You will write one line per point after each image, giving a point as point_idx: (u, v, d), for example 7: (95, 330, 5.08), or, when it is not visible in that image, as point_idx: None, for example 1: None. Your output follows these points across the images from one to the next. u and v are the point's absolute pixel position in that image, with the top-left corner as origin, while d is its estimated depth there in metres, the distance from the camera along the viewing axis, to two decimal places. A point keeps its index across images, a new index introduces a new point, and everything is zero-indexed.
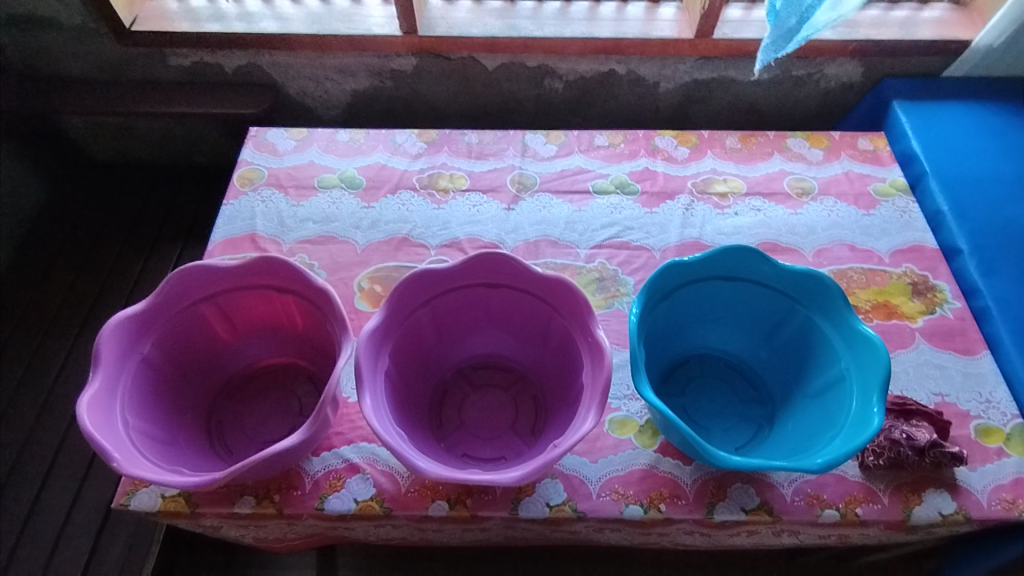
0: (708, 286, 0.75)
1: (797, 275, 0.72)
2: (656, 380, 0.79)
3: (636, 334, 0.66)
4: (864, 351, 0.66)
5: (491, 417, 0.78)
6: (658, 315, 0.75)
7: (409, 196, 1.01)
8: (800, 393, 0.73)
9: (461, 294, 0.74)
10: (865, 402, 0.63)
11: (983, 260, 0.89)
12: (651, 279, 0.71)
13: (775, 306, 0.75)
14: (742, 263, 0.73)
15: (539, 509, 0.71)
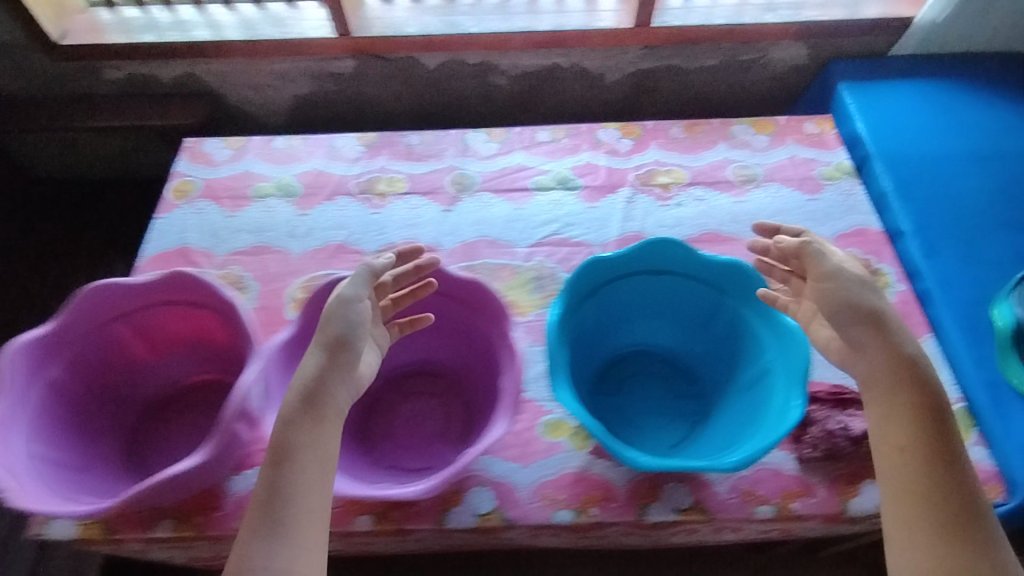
0: (635, 281, 0.73)
1: (725, 266, 0.70)
2: (589, 379, 0.78)
3: (554, 335, 0.64)
4: (788, 343, 0.64)
5: (422, 426, 0.77)
6: (585, 314, 0.73)
7: (346, 201, 0.99)
8: (732, 387, 0.72)
9: None
10: (785, 396, 0.62)
11: (925, 240, 0.87)
12: (573, 277, 0.68)
13: (706, 299, 0.73)
14: (669, 256, 0.71)
15: (466, 519, 0.70)
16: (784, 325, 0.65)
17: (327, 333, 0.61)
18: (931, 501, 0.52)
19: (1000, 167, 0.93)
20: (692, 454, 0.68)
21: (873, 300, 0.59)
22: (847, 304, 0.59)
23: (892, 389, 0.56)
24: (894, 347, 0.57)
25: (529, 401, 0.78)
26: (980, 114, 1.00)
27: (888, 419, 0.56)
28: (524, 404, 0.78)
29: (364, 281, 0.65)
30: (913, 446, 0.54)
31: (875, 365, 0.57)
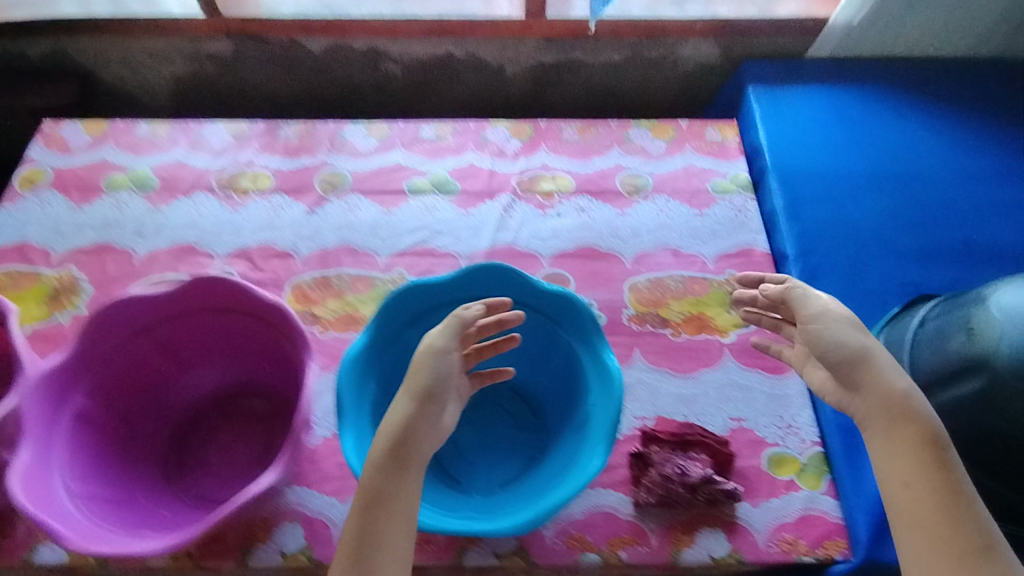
0: (468, 308, 0.67)
1: (557, 297, 0.64)
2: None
3: (350, 371, 0.58)
4: (608, 388, 0.59)
5: (239, 453, 0.71)
6: (411, 343, 0.66)
7: (204, 198, 0.92)
8: (565, 427, 0.66)
9: (189, 320, 0.67)
10: (594, 449, 0.57)
11: (808, 266, 0.81)
12: (387, 305, 0.62)
13: (544, 330, 0.67)
14: (500, 283, 0.65)
15: (270, 558, 0.65)
16: (608, 367, 0.60)
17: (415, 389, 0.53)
18: (963, 547, 0.45)
19: (898, 188, 0.87)
20: (509, 500, 0.62)
21: (863, 339, 0.54)
22: (838, 346, 0.54)
23: (889, 426, 0.50)
24: (880, 383, 0.52)
25: None
26: (889, 129, 0.93)
27: (899, 457, 0.49)
28: None
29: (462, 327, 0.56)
30: (934, 484, 0.47)
31: (871, 402, 0.52)
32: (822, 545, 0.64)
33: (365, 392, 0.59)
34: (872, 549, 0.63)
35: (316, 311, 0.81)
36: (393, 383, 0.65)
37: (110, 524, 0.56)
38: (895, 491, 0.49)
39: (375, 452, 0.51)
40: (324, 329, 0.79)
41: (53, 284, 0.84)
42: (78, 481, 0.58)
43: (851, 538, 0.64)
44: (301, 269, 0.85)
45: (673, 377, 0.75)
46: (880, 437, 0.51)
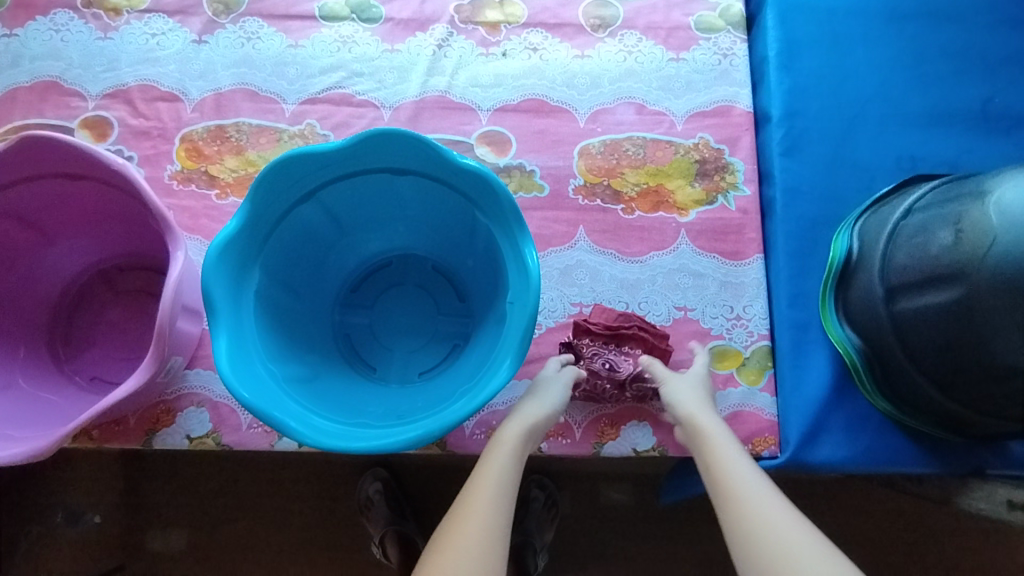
0: (370, 182, 0.56)
1: (472, 175, 0.53)
2: (337, 289, 0.65)
3: (220, 261, 0.49)
4: (523, 289, 0.51)
5: (135, 332, 0.64)
6: (306, 220, 0.57)
7: (67, 19, 0.74)
8: (484, 319, 0.60)
9: (37, 187, 0.56)
10: (503, 357, 0.50)
11: (791, 132, 0.68)
12: (261, 180, 0.51)
13: (462, 211, 0.57)
14: (405, 153, 0.53)
15: (177, 442, 0.62)
16: (524, 265, 0.51)
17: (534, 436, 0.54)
18: (782, 546, 0.44)
19: (922, 31, 0.71)
20: (421, 393, 0.58)
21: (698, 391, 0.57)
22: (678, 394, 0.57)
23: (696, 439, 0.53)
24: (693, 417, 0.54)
25: None
26: None
27: (716, 483, 0.50)
28: None
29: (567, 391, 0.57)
30: (740, 498, 0.48)
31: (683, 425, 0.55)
32: (750, 442, 0.62)
33: (243, 282, 0.51)
34: (799, 450, 0.60)
35: (212, 170, 0.69)
36: (287, 265, 0.57)
37: None
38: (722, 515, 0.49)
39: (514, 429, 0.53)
40: (222, 194, 0.68)
41: None
42: None
43: (781, 436, 0.62)
44: (192, 117, 0.71)
45: (618, 261, 0.67)
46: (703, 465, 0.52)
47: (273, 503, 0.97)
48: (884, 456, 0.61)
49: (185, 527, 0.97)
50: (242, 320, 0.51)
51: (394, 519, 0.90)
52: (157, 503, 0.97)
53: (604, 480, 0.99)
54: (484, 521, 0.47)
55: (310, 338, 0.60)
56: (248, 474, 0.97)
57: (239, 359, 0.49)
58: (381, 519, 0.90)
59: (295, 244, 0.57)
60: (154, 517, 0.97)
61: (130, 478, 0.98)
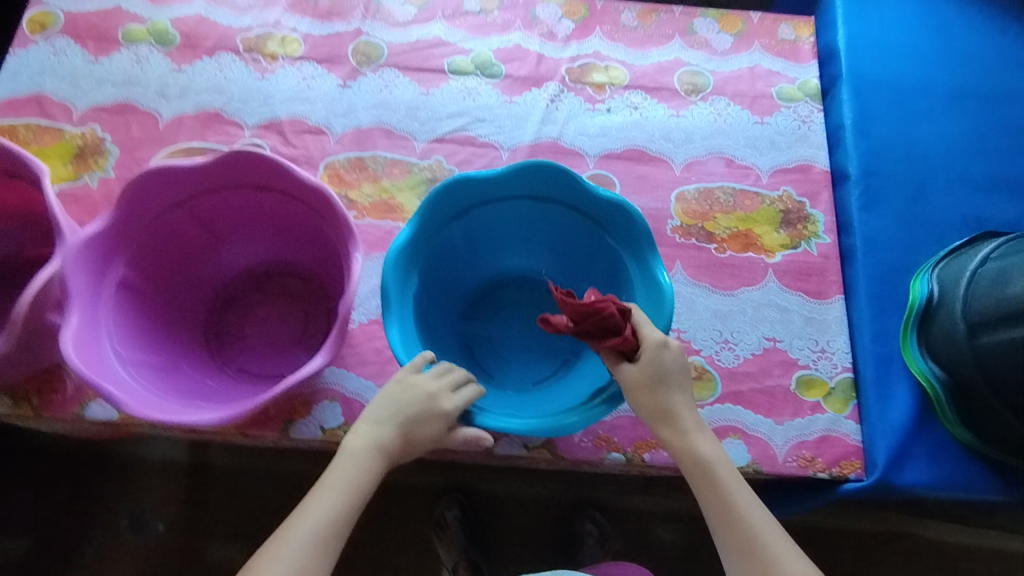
0: (510, 206, 0.65)
1: (607, 205, 0.61)
2: (462, 305, 0.72)
3: (395, 264, 0.58)
4: (657, 302, 0.58)
5: (278, 331, 0.72)
6: (452, 236, 0.65)
7: (230, 59, 0.85)
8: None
9: (224, 195, 0.64)
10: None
11: (867, 190, 0.77)
12: (428, 196, 0.60)
13: (589, 238, 0.66)
14: (548, 182, 0.62)
15: (311, 432, 0.68)
16: (657, 282, 0.59)
17: (407, 413, 0.58)
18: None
19: (978, 112, 0.81)
20: (544, 396, 0.64)
21: (682, 399, 0.59)
22: (665, 410, 0.58)
23: (694, 465, 0.58)
24: (702, 460, 0.58)
25: None
26: (981, 41, 0.85)
27: (727, 520, 0.56)
28: None
29: (455, 384, 0.58)
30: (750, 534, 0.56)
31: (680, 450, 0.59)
32: (838, 464, 0.67)
33: (408, 284, 0.59)
34: (887, 472, 0.65)
35: (351, 195, 0.78)
36: (432, 276, 0.65)
37: (160, 392, 0.57)
38: (733, 556, 0.56)
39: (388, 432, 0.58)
40: (359, 215, 0.77)
41: (77, 142, 0.80)
42: (127, 349, 0.59)
43: (868, 460, 0.67)
44: (335, 148, 0.81)
45: (712, 293, 0.74)
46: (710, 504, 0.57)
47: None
48: (964, 483, 0.65)
49: (241, 538, 1.02)
50: (406, 315, 0.59)
51: (467, 547, 0.96)
52: (218, 511, 1.02)
53: (657, 518, 1.02)
54: (342, 502, 0.56)
55: (443, 344, 0.67)
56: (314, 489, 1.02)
57: (406, 348, 0.57)
58: (456, 546, 0.95)
59: (441, 259, 0.66)
60: (218, 527, 1.02)
61: (198, 488, 1.03)
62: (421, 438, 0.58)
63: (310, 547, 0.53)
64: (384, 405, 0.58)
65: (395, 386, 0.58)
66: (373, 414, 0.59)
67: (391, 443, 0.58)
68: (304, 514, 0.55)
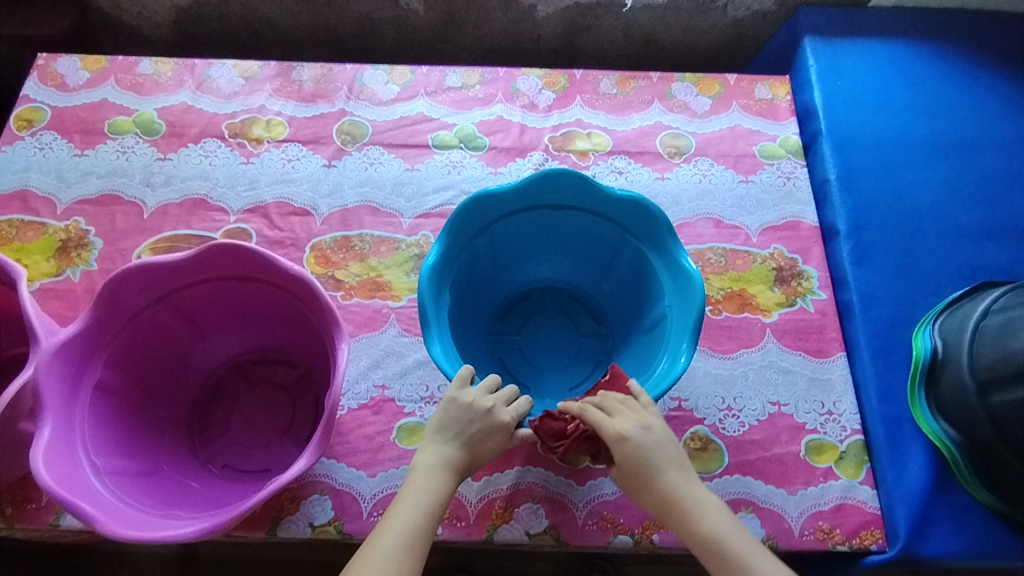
0: (531, 217, 0.69)
1: (625, 206, 0.65)
2: (490, 322, 0.75)
3: (429, 279, 0.59)
4: (687, 285, 0.61)
5: (265, 421, 0.69)
6: (476, 253, 0.68)
7: (215, 146, 0.86)
8: (634, 330, 0.70)
9: (205, 288, 0.63)
10: (677, 349, 0.59)
11: (859, 244, 0.77)
12: (455, 214, 0.63)
13: (609, 238, 0.69)
14: (564, 189, 0.66)
15: (299, 530, 0.64)
16: (686, 268, 0.62)
17: (471, 430, 0.57)
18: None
19: (959, 161, 0.82)
20: None
21: (677, 478, 0.56)
22: (663, 496, 0.55)
23: (704, 538, 0.54)
24: (712, 535, 0.54)
25: (386, 400, 0.70)
26: (955, 92, 0.86)
27: None
28: (381, 403, 0.70)
29: (508, 398, 0.59)
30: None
31: (690, 527, 0.54)
32: (857, 535, 0.63)
33: (442, 299, 0.61)
34: (910, 542, 0.62)
35: (338, 275, 0.77)
36: (461, 291, 0.68)
37: (136, 501, 0.54)
38: None
39: (451, 447, 0.57)
40: (347, 295, 0.76)
41: (60, 236, 0.80)
42: (103, 455, 0.56)
43: (889, 529, 0.63)
44: (322, 229, 0.80)
45: (712, 357, 0.72)
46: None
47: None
48: (993, 550, 0.62)
49: None
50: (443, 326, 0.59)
51: None
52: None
53: None
54: (418, 515, 0.54)
55: (475, 356, 0.69)
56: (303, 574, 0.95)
57: (452, 358, 0.58)
58: None
59: (467, 274, 0.68)
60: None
61: None
62: (485, 453, 0.58)
63: (395, 559, 0.51)
64: (442, 426, 0.58)
65: (445, 407, 0.57)
66: (434, 437, 0.58)
67: (459, 459, 0.57)
68: (383, 533, 0.53)
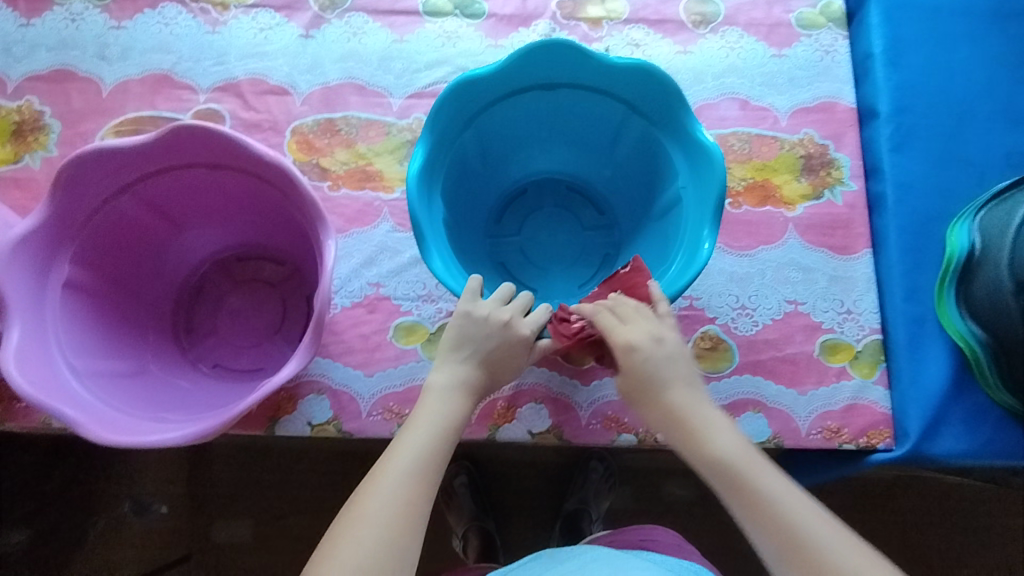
0: (523, 99, 0.61)
1: (631, 77, 0.57)
2: (486, 225, 0.70)
3: (418, 185, 0.53)
4: (703, 160, 0.55)
5: (254, 318, 0.67)
6: (465, 147, 0.61)
7: (175, 12, 0.75)
8: (645, 217, 0.65)
9: (171, 177, 0.57)
10: (696, 235, 0.54)
11: (899, 129, 0.69)
12: (439, 101, 0.55)
13: (611, 116, 0.62)
14: (557, 63, 0.58)
15: (298, 429, 0.63)
16: (700, 140, 0.55)
17: (489, 348, 0.53)
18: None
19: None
20: None
21: (683, 395, 0.50)
22: (668, 411, 0.50)
23: (709, 456, 0.47)
24: (718, 455, 0.47)
25: (381, 299, 0.66)
26: None
27: (766, 521, 0.44)
28: (376, 302, 0.66)
29: (524, 308, 0.55)
30: (789, 525, 0.43)
31: (698, 451, 0.48)
32: (865, 434, 0.62)
33: (432, 204, 0.55)
34: (920, 443, 0.61)
35: (324, 163, 0.70)
36: (452, 187, 0.62)
37: (124, 404, 0.52)
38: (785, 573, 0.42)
39: (468, 368, 0.53)
40: (334, 186, 0.69)
41: (13, 118, 0.72)
42: (83, 358, 0.53)
43: (898, 429, 0.62)
44: (302, 110, 0.72)
45: (728, 254, 0.67)
46: (743, 511, 0.45)
47: (340, 489, 0.93)
48: (1001, 450, 0.61)
49: (252, 517, 0.93)
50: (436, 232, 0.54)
51: (477, 515, 0.91)
52: (222, 493, 0.94)
53: (667, 475, 0.96)
54: (433, 439, 0.49)
55: (475, 261, 0.65)
56: (309, 465, 0.94)
57: (454, 273, 0.54)
58: (464, 514, 0.90)
59: (458, 169, 0.62)
60: (220, 508, 0.94)
61: (197, 470, 0.94)
62: (507, 369, 0.54)
63: (409, 484, 0.46)
64: (456, 343, 0.53)
65: (458, 322, 0.53)
66: (446, 355, 0.53)
67: (477, 379, 0.53)
68: (396, 455, 0.47)
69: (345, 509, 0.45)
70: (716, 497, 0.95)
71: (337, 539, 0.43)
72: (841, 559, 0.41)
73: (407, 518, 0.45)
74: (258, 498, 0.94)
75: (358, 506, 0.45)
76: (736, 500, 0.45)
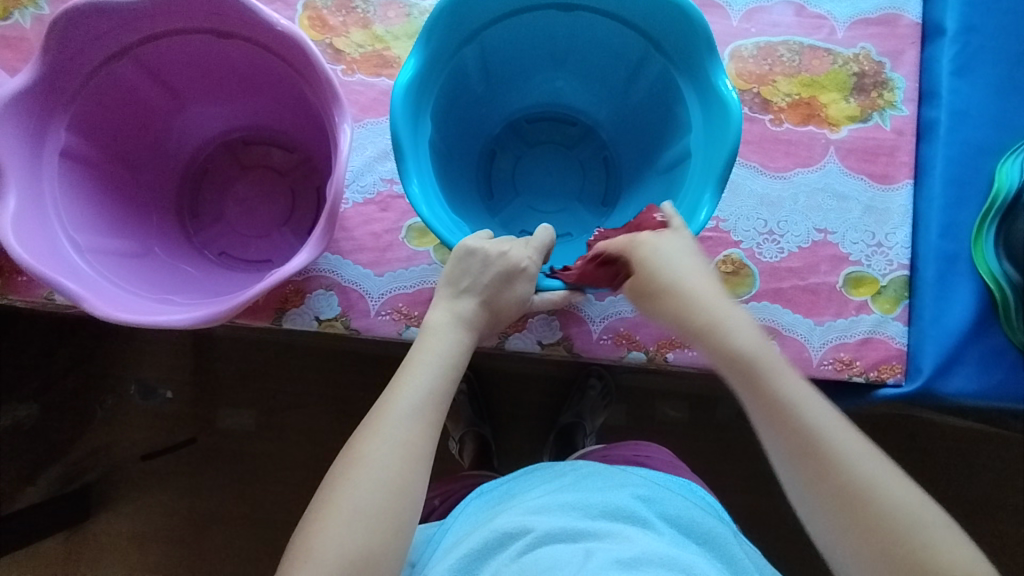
0: (465, 58, 0.55)
1: None
2: (489, 192, 0.67)
3: (420, 184, 0.48)
4: (683, 42, 0.51)
5: (262, 210, 0.65)
6: (441, 121, 0.56)
7: None
8: (627, 100, 0.63)
9: (171, 43, 0.52)
10: (704, 102, 0.51)
11: (964, 50, 0.64)
12: (398, 86, 0.48)
13: (554, 26, 0.56)
14: (474, 7, 0.51)
15: (305, 323, 0.61)
16: (666, 19, 0.51)
17: (485, 283, 0.50)
18: (922, 503, 0.40)
19: None
20: (620, 215, 0.61)
21: (702, 282, 0.45)
22: (684, 299, 0.45)
23: (730, 351, 0.43)
24: (741, 353, 0.43)
25: (394, 197, 0.63)
26: None
27: (782, 422, 0.42)
28: (389, 200, 0.63)
29: (525, 245, 0.52)
30: (807, 429, 0.41)
31: (717, 349, 0.44)
32: (876, 368, 0.61)
33: (440, 193, 0.51)
34: (932, 379, 0.60)
35: (338, 44, 0.64)
36: (444, 164, 0.57)
37: (127, 283, 0.50)
38: (801, 482, 0.41)
39: (469, 303, 0.50)
40: (349, 70, 0.64)
41: None
42: (85, 234, 0.51)
43: (911, 365, 0.61)
44: None
45: (761, 175, 0.63)
46: (760, 413, 0.43)
47: (343, 386, 0.95)
48: (1011, 392, 0.61)
49: (255, 407, 0.95)
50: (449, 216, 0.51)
51: (474, 422, 0.93)
52: (226, 384, 0.95)
53: (662, 397, 0.98)
54: (435, 378, 0.47)
55: (488, 224, 0.62)
56: (312, 361, 0.95)
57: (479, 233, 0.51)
58: (463, 419, 0.92)
59: (441, 135, 0.57)
60: (225, 397, 0.95)
61: (203, 359, 0.95)
62: (504, 305, 0.51)
63: (405, 427, 0.45)
64: (453, 279, 0.51)
65: (458, 258, 0.50)
66: (445, 292, 0.51)
67: (475, 316, 0.51)
68: (393, 399, 0.46)
69: (345, 449, 0.46)
70: (709, 419, 0.97)
71: (336, 479, 0.44)
72: (855, 463, 0.40)
73: (406, 461, 0.44)
74: (262, 390, 0.95)
75: (357, 447, 0.45)
76: (754, 406, 0.43)
